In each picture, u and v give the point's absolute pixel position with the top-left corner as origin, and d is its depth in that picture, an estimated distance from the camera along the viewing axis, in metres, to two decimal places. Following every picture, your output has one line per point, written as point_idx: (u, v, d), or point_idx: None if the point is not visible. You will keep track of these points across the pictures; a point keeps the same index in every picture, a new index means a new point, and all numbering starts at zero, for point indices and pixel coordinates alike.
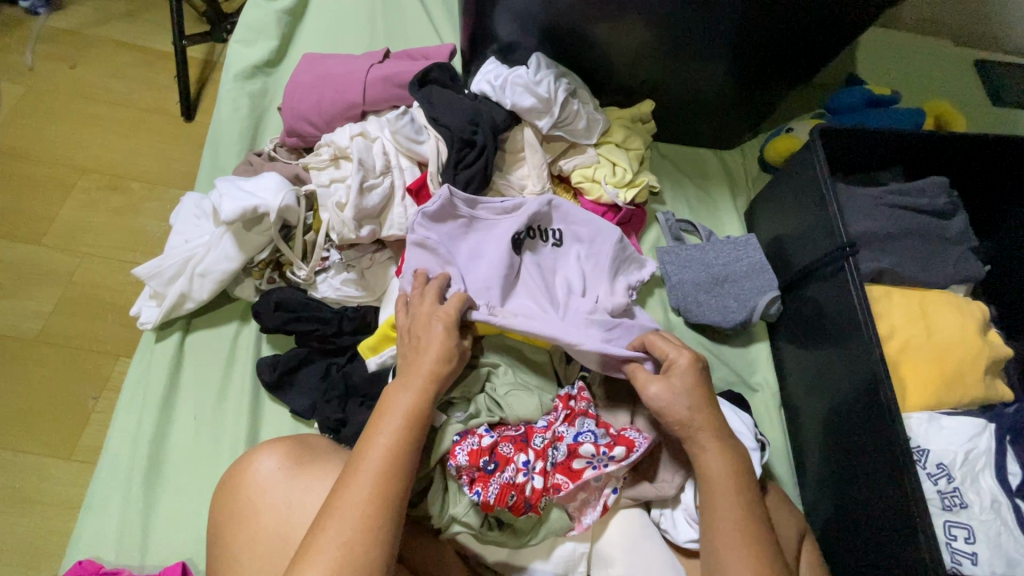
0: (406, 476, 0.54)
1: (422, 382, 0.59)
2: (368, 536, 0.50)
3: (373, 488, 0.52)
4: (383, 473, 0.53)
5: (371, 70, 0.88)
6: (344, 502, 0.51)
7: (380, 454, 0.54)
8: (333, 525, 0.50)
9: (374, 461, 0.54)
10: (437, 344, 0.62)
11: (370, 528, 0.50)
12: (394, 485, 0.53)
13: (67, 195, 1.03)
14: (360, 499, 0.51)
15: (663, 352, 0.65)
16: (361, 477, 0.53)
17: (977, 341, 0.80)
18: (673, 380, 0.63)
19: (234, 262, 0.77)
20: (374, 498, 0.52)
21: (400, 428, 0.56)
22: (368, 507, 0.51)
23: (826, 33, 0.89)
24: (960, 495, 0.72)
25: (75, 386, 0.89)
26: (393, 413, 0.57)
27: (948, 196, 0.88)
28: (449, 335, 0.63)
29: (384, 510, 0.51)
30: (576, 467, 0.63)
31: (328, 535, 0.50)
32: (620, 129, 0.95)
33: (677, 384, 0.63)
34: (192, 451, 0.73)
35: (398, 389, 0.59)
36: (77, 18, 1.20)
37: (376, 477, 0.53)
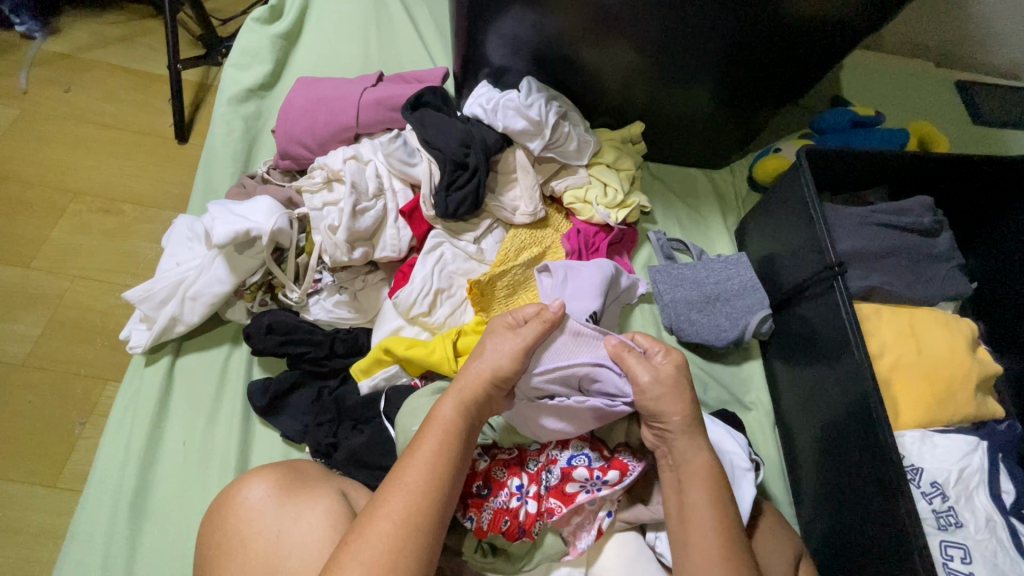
0: (445, 489, 0.54)
1: (470, 393, 0.59)
2: (408, 545, 0.51)
3: (413, 498, 0.53)
4: (424, 482, 0.54)
5: (364, 94, 0.89)
6: (386, 509, 0.52)
7: (426, 462, 0.55)
8: (374, 533, 0.51)
9: (417, 470, 0.54)
10: (491, 354, 0.61)
11: (408, 538, 0.51)
12: (433, 495, 0.53)
13: (58, 217, 1.02)
14: (399, 508, 0.52)
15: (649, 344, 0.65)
16: (401, 485, 0.53)
17: (966, 357, 0.80)
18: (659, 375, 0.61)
19: (226, 285, 0.76)
20: (413, 507, 0.52)
21: (444, 438, 0.56)
22: (410, 517, 0.52)
23: (810, 57, 0.91)
24: (954, 514, 0.71)
25: (63, 411, 0.88)
26: (434, 421, 0.57)
27: (933, 215, 0.89)
28: (511, 350, 0.61)
29: (426, 517, 0.52)
30: (569, 491, 0.62)
31: (365, 544, 0.50)
32: (611, 150, 0.97)
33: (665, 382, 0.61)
34: (182, 477, 0.72)
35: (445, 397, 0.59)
36: (73, 42, 1.21)
37: (418, 485, 0.53)
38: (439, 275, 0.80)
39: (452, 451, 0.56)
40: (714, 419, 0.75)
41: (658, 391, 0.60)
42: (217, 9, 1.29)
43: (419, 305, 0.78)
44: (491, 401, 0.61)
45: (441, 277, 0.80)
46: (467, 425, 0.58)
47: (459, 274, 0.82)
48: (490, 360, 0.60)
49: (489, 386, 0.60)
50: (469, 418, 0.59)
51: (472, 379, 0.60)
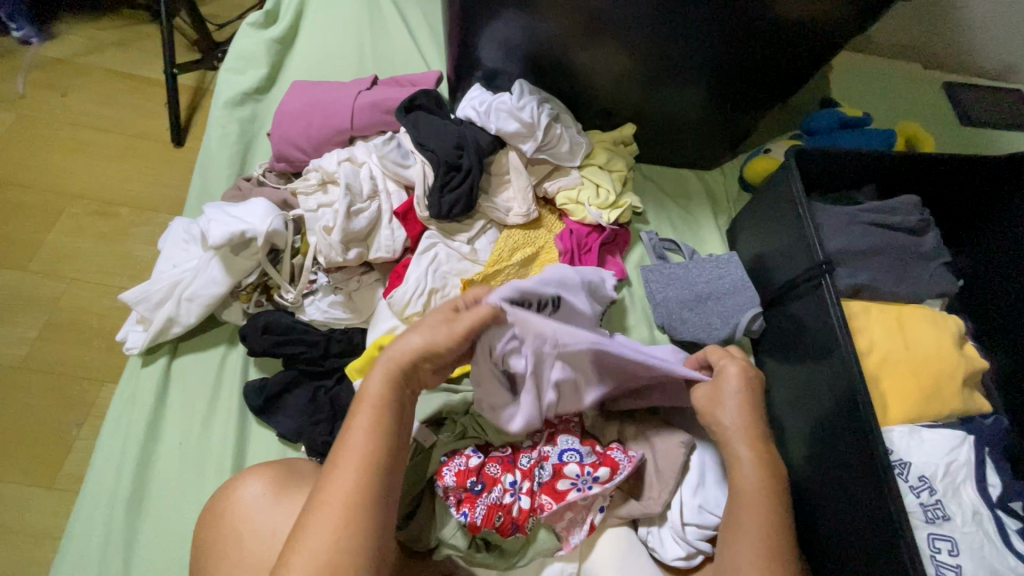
0: (386, 461, 0.53)
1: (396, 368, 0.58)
2: (357, 522, 0.49)
3: (353, 475, 0.51)
4: (366, 457, 0.52)
5: (358, 97, 0.90)
6: (328, 502, 0.50)
7: (360, 440, 0.53)
8: (318, 518, 0.49)
9: (352, 449, 0.53)
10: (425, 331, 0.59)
11: (353, 514, 0.50)
12: (375, 471, 0.52)
13: (55, 220, 1.03)
14: (343, 494, 0.50)
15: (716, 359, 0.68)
16: (341, 466, 0.52)
17: (953, 354, 0.82)
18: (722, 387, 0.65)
19: (222, 286, 0.76)
20: (356, 484, 0.51)
21: (378, 421, 0.55)
22: (354, 504, 0.50)
23: (797, 57, 0.92)
24: (942, 508, 0.72)
25: (60, 412, 0.88)
26: (363, 399, 0.56)
27: (919, 214, 0.91)
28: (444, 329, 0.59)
29: (372, 489, 0.51)
30: (560, 488, 0.63)
31: (314, 533, 0.49)
32: (603, 152, 0.98)
33: (721, 392, 0.66)
34: (178, 476, 0.73)
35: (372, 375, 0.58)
36: (69, 47, 1.22)
37: (358, 469, 0.52)
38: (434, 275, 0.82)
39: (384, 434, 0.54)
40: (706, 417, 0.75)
41: (723, 412, 0.65)
42: (213, 13, 1.30)
43: (414, 305, 0.79)
44: (421, 373, 0.60)
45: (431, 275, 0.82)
46: (397, 403, 0.57)
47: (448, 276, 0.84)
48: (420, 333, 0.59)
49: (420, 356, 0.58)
50: (398, 391, 0.58)
51: (395, 361, 0.58)
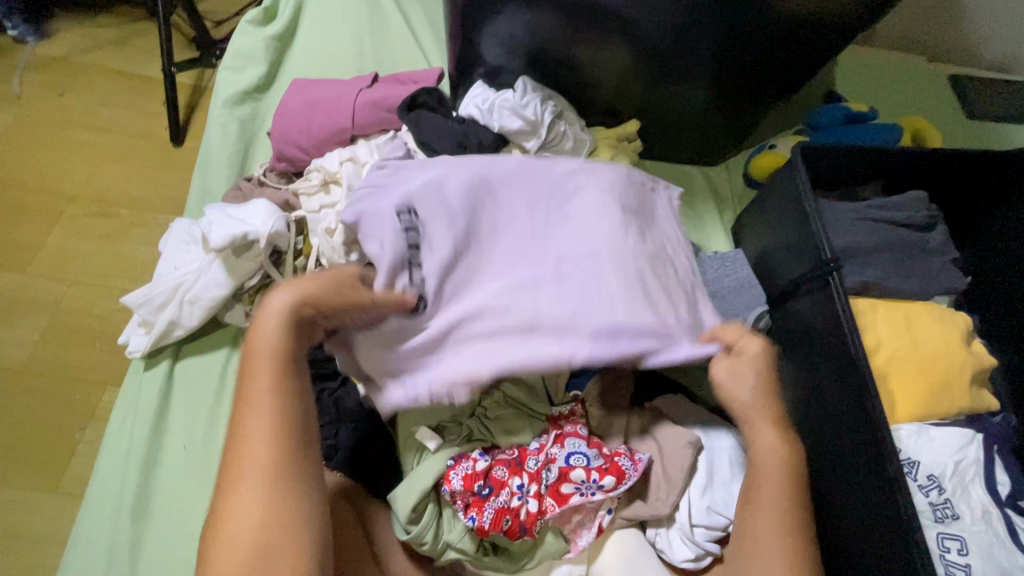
0: (293, 414, 0.56)
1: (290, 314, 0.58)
2: (279, 480, 0.53)
3: (261, 436, 0.54)
4: (270, 417, 0.55)
5: (359, 95, 0.89)
6: (245, 465, 0.53)
7: (263, 402, 0.55)
8: (241, 485, 0.52)
9: (257, 412, 0.55)
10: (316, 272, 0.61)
11: (273, 477, 0.53)
12: (285, 424, 0.55)
13: (54, 223, 1.02)
14: (254, 456, 0.53)
15: (733, 339, 0.68)
16: (250, 430, 0.54)
17: (961, 351, 0.82)
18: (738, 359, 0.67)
19: (223, 289, 0.75)
20: (271, 447, 0.53)
21: (273, 374, 0.56)
22: (270, 458, 0.53)
23: (803, 51, 0.91)
24: (951, 507, 0.72)
25: (63, 416, 0.88)
26: (259, 354, 0.57)
27: (927, 210, 0.90)
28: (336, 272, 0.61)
29: (287, 444, 0.54)
30: (564, 491, 0.63)
31: (240, 503, 0.52)
32: (607, 149, 0.97)
33: (741, 361, 0.67)
34: (183, 480, 0.73)
35: (262, 326, 0.57)
36: (65, 46, 1.20)
37: (264, 428, 0.54)
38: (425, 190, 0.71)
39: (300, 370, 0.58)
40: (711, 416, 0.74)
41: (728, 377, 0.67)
42: (209, 10, 1.28)
43: None
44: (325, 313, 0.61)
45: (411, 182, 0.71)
46: (294, 352, 0.58)
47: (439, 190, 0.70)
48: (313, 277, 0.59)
49: (313, 299, 0.59)
50: (294, 341, 0.58)
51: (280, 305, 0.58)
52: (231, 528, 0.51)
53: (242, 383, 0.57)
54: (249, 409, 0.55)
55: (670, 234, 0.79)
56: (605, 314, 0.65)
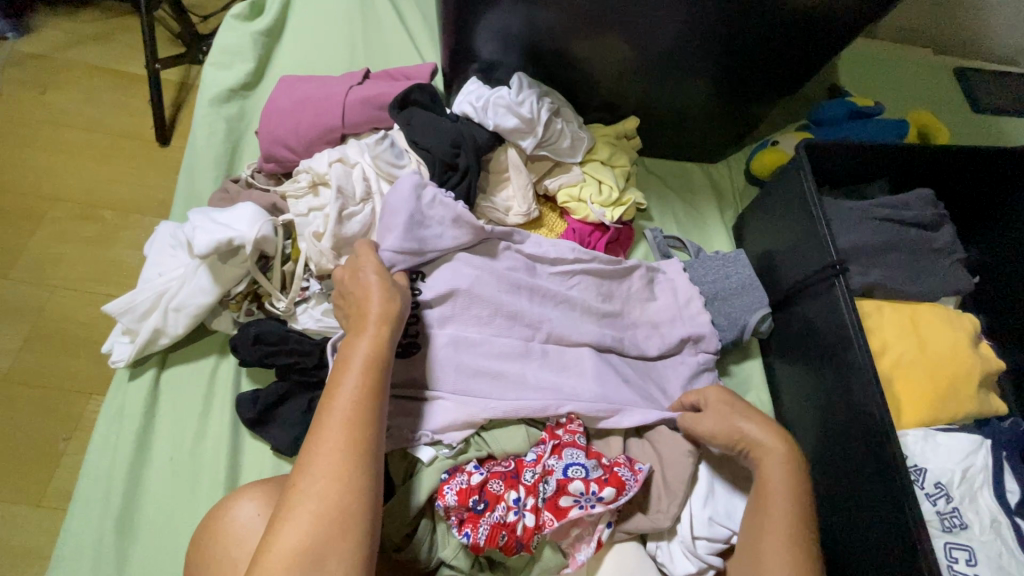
0: (380, 415, 0.54)
1: (379, 322, 0.59)
2: (357, 478, 0.50)
3: (348, 426, 0.52)
4: (357, 410, 0.53)
5: (350, 93, 0.86)
6: (325, 452, 0.51)
7: (353, 395, 0.54)
8: (316, 472, 0.50)
9: (342, 402, 0.53)
10: (384, 283, 0.63)
11: (355, 472, 0.50)
12: (372, 421, 0.53)
13: (36, 226, 0.99)
14: (338, 445, 0.51)
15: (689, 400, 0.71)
16: (335, 418, 0.52)
17: (969, 354, 0.80)
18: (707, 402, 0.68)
19: (210, 296, 0.73)
20: (352, 440, 0.51)
21: (364, 369, 0.56)
22: (349, 453, 0.51)
23: (810, 44, 0.88)
24: (959, 516, 0.70)
25: (47, 427, 0.85)
26: (356, 353, 0.57)
27: (934, 209, 0.88)
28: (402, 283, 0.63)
29: (369, 440, 0.52)
30: (563, 504, 0.61)
31: (312, 492, 0.49)
32: (605, 146, 0.94)
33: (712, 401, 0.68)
34: (170, 493, 0.71)
35: (360, 331, 0.59)
36: (46, 42, 1.17)
37: (348, 421, 0.52)
38: (444, 234, 0.73)
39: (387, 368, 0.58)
40: None
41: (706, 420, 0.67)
42: (196, 4, 1.25)
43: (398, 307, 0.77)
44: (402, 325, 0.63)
45: (431, 225, 0.73)
46: (387, 356, 0.58)
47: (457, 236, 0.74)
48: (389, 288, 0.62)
49: (392, 313, 0.61)
50: (387, 347, 0.59)
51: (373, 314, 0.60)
52: (295, 520, 0.48)
53: (333, 375, 0.56)
54: (335, 400, 0.54)
55: (647, 273, 0.83)
56: (575, 355, 0.74)
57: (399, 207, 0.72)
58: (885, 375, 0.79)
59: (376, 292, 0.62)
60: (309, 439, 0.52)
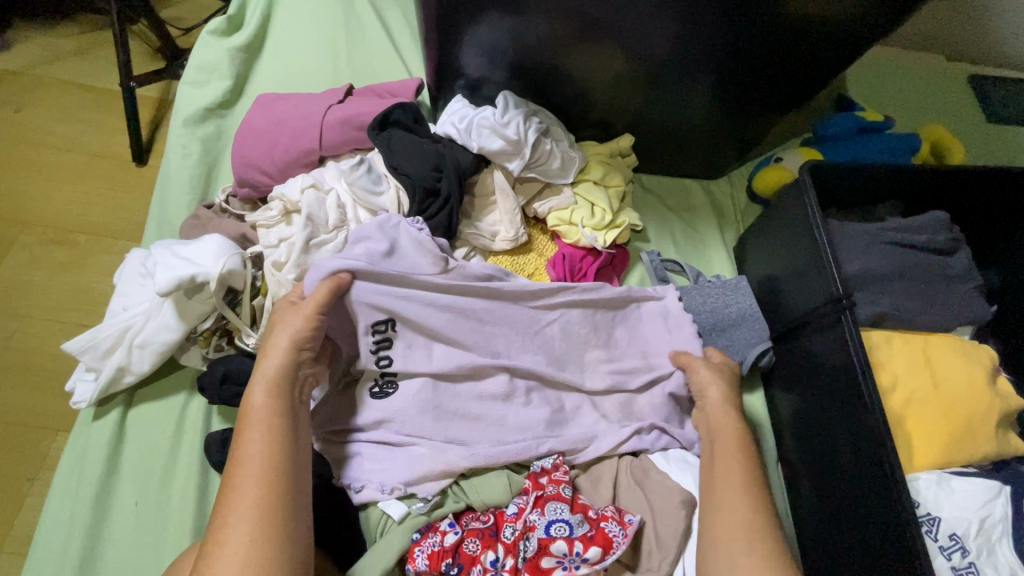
0: (290, 465, 0.54)
1: (276, 372, 0.59)
2: (274, 534, 0.49)
3: (254, 487, 0.51)
4: (262, 469, 0.52)
5: (328, 113, 0.81)
6: (234, 519, 0.49)
7: (256, 453, 0.53)
8: (228, 543, 0.48)
9: (246, 465, 0.53)
10: (284, 328, 0.62)
11: (269, 530, 0.49)
12: (280, 476, 0.53)
13: (6, 251, 0.96)
14: (248, 508, 0.50)
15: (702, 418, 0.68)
16: (239, 483, 0.51)
17: (986, 391, 0.74)
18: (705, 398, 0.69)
19: (175, 333, 0.69)
20: (263, 499, 0.51)
21: (267, 422, 0.55)
22: (264, 502, 0.51)
23: (815, 58, 0.83)
24: (976, 571, 0.65)
25: (11, 466, 0.81)
26: (250, 410, 0.56)
27: (948, 232, 0.82)
28: (303, 321, 0.62)
29: (281, 493, 0.51)
30: (544, 566, 0.56)
31: (227, 564, 0.47)
32: (598, 166, 0.90)
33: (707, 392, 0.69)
34: (133, 542, 0.67)
35: (252, 386, 0.58)
36: (24, 58, 1.14)
37: (255, 479, 0.52)
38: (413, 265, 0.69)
39: (296, 416, 0.58)
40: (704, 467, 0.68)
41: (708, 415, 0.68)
42: (178, 16, 1.21)
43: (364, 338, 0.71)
44: (307, 368, 0.62)
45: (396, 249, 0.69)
46: (287, 405, 0.58)
47: (420, 265, 0.69)
48: (290, 330, 0.61)
49: (294, 358, 0.60)
50: (285, 395, 0.58)
51: (272, 362, 0.59)
52: None
53: (235, 436, 0.55)
54: (238, 464, 0.53)
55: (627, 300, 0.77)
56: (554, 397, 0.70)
57: (368, 234, 0.69)
58: (893, 414, 0.74)
59: (277, 339, 0.61)
60: (218, 504, 0.51)
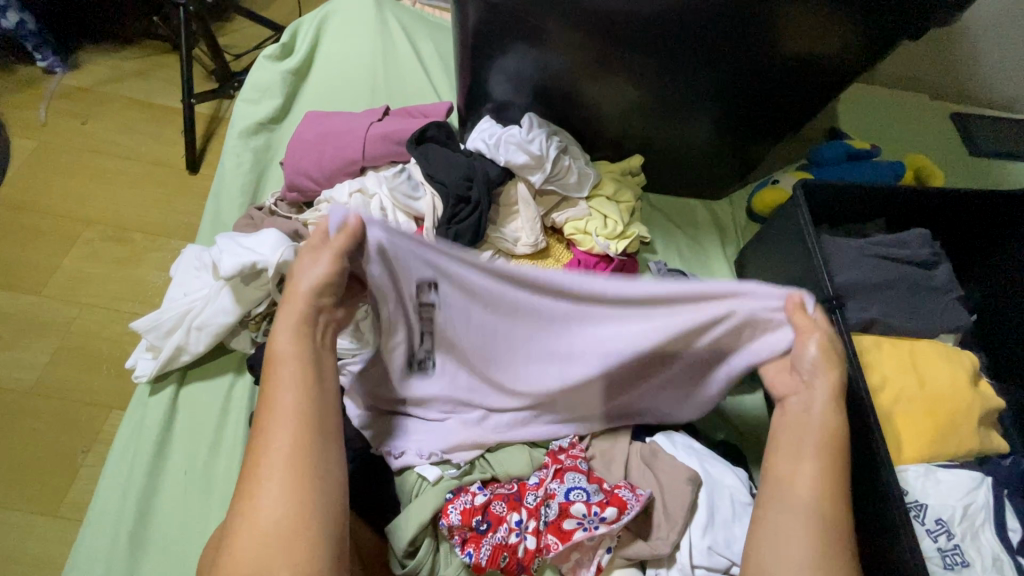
0: (322, 409, 0.56)
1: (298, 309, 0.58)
2: (310, 475, 0.52)
3: (291, 433, 0.53)
4: (297, 415, 0.54)
5: (370, 128, 0.91)
6: (270, 465, 0.52)
7: (287, 398, 0.55)
8: (269, 486, 0.51)
9: (278, 410, 0.54)
10: (306, 265, 0.59)
11: (307, 474, 0.52)
12: (314, 420, 0.55)
13: (71, 246, 1.13)
14: (287, 456, 0.52)
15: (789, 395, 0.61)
16: (274, 432, 0.53)
17: (968, 391, 0.80)
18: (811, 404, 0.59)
19: (231, 315, 0.77)
20: (300, 443, 0.53)
21: (296, 369, 0.56)
22: (295, 450, 0.52)
23: (808, 89, 0.93)
24: (961, 553, 0.71)
25: (69, 439, 0.96)
26: (276, 357, 0.57)
27: (929, 248, 0.90)
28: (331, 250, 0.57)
29: (316, 438, 0.54)
30: (566, 527, 0.62)
31: (265, 507, 0.50)
32: (611, 182, 0.99)
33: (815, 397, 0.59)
34: (182, 506, 0.72)
35: (276, 331, 0.58)
36: (91, 77, 1.34)
37: (291, 423, 0.54)
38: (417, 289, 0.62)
39: (319, 356, 0.58)
40: (714, 454, 0.74)
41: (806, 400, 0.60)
42: (231, 45, 1.37)
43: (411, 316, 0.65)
44: (328, 311, 0.60)
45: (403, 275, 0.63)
46: (311, 349, 0.58)
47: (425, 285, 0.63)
48: (325, 254, 0.57)
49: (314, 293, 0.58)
50: (310, 341, 0.58)
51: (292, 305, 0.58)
52: (259, 531, 0.49)
53: (265, 384, 0.56)
54: (270, 410, 0.55)
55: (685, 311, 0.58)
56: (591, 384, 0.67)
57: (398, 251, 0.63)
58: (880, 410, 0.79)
59: (308, 261, 0.59)
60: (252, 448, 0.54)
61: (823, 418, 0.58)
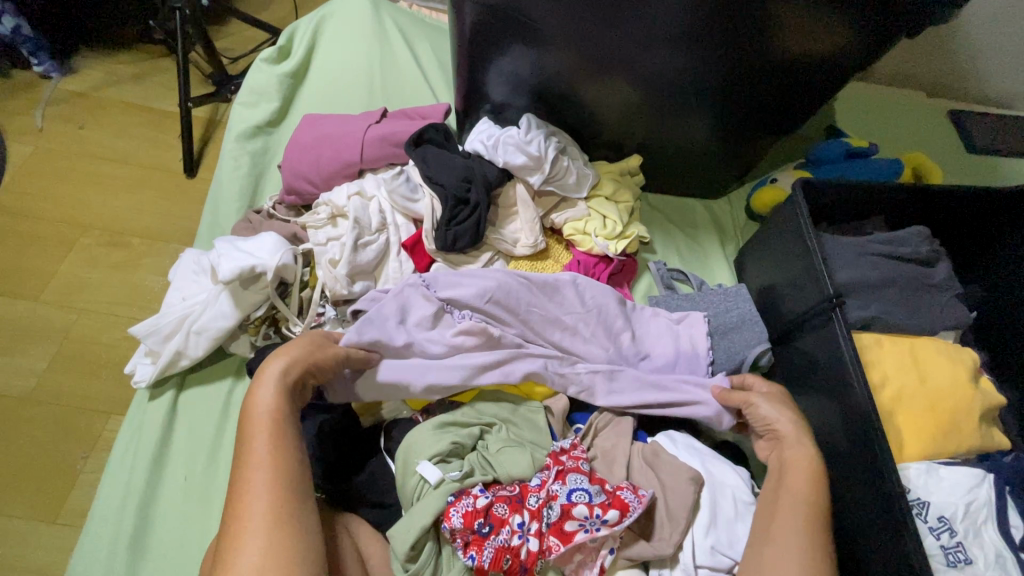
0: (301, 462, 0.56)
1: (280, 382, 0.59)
2: (288, 526, 0.51)
3: (272, 483, 0.53)
4: (279, 464, 0.54)
5: (368, 130, 0.91)
6: (246, 517, 0.51)
7: (266, 450, 0.55)
8: (246, 534, 0.50)
9: (256, 461, 0.54)
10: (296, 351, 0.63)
11: (287, 522, 0.51)
12: (290, 472, 0.54)
13: (69, 251, 1.12)
14: (267, 504, 0.52)
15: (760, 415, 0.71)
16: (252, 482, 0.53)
17: (970, 389, 0.80)
18: (778, 433, 0.69)
19: (230, 319, 0.76)
20: (279, 495, 0.52)
21: (268, 428, 0.56)
22: (275, 500, 0.52)
23: (805, 88, 0.93)
24: (963, 550, 0.71)
25: (67, 445, 0.95)
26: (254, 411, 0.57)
27: (929, 245, 0.90)
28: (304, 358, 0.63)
29: (292, 489, 0.53)
30: (568, 529, 0.62)
31: (243, 558, 0.49)
32: (610, 182, 0.99)
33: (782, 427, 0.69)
34: (182, 512, 0.72)
35: (257, 386, 0.59)
36: (87, 82, 1.34)
37: (270, 472, 0.53)
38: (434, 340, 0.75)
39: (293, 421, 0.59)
40: (715, 453, 0.74)
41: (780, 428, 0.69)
42: (228, 49, 1.37)
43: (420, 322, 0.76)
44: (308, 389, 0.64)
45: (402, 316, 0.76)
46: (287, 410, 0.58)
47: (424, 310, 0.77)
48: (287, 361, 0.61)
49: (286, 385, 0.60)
50: (288, 403, 0.59)
51: (274, 370, 0.60)
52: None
53: (240, 439, 0.56)
54: (248, 463, 0.54)
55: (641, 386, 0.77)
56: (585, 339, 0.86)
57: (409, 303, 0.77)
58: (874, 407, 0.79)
59: (273, 364, 0.60)
60: (229, 505, 0.52)
61: (795, 444, 0.67)
